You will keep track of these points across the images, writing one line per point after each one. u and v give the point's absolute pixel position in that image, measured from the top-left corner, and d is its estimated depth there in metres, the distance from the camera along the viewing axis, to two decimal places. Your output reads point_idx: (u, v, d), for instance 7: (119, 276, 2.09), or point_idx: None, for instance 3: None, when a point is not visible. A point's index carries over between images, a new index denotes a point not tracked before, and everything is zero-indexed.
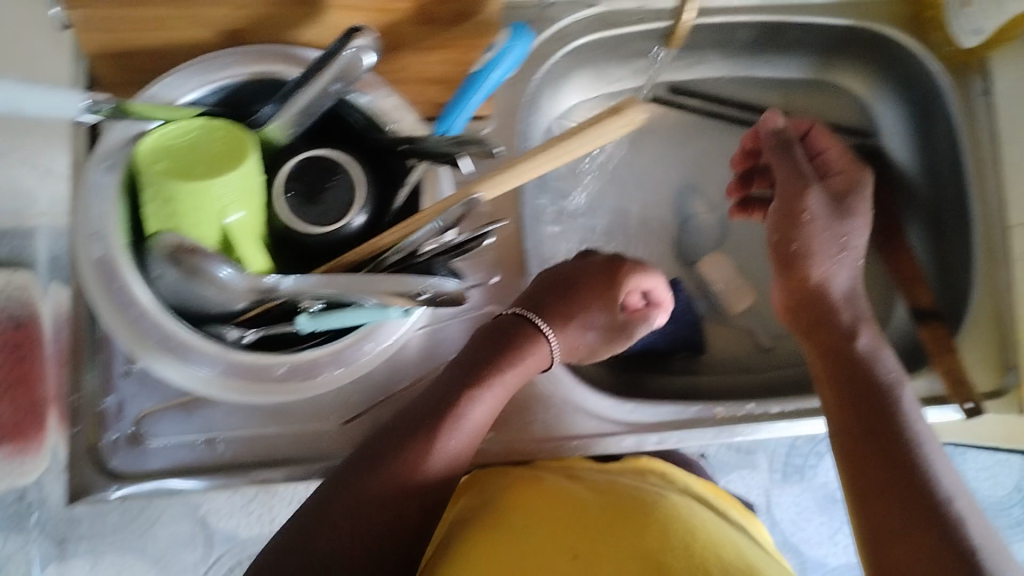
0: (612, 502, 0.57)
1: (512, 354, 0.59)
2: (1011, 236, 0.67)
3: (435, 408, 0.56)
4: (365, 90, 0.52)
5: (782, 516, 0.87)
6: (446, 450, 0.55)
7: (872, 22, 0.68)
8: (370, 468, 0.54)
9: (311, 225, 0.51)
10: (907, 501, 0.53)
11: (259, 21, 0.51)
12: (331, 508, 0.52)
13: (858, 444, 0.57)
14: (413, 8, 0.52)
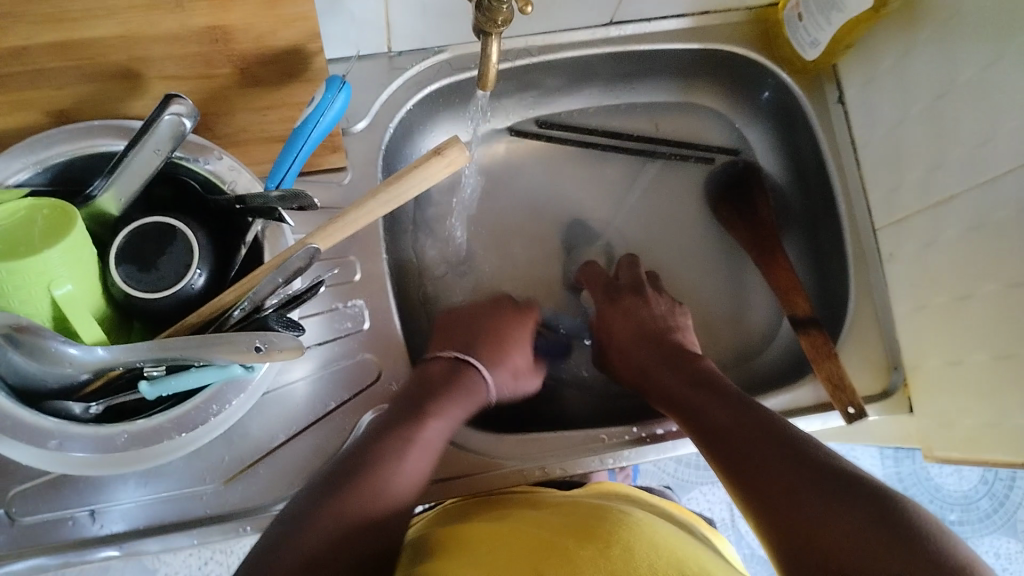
0: (585, 520, 0.55)
1: (453, 392, 0.61)
2: (879, 238, 0.69)
3: (403, 427, 0.56)
4: (199, 156, 0.54)
5: (748, 527, 0.96)
6: (416, 466, 0.55)
7: (713, 43, 0.73)
8: (350, 476, 0.52)
9: (148, 290, 0.52)
10: (755, 444, 0.54)
11: (88, 99, 0.52)
12: (331, 509, 0.50)
13: (773, 441, 0.54)
14: (236, 71, 0.53)
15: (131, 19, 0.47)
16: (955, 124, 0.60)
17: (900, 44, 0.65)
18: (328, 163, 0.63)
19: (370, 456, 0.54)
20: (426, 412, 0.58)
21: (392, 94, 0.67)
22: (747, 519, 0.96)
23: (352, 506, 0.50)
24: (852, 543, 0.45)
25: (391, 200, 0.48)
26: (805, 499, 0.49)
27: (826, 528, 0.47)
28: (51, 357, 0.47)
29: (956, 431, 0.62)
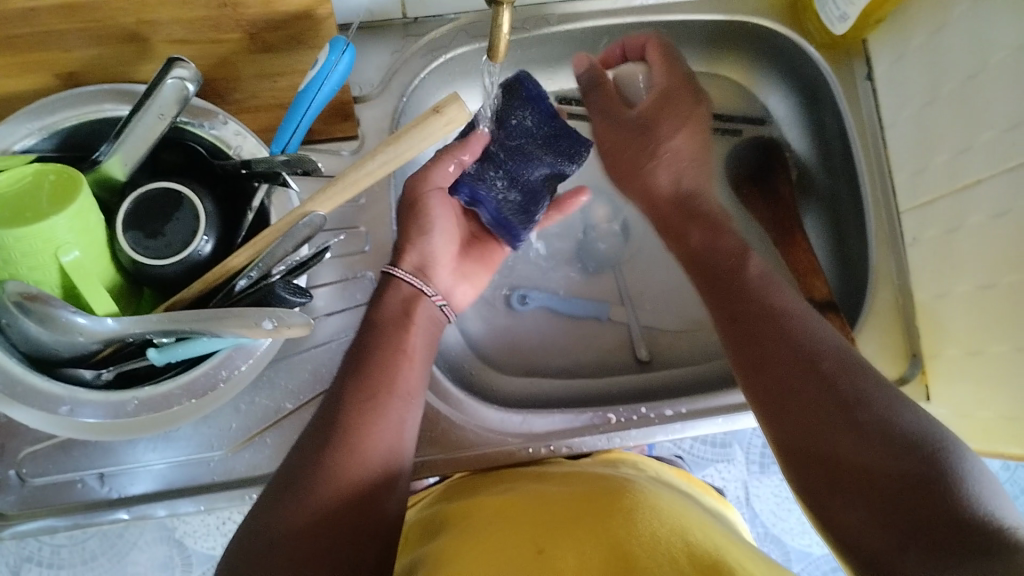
0: (591, 491, 0.54)
1: (407, 321, 0.57)
2: (903, 223, 0.68)
3: (377, 369, 0.53)
4: (204, 121, 0.53)
5: (761, 506, 0.93)
6: (398, 413, 0.52)
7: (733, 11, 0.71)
8: (341, 425, 0.50)
9: (155, 257, 0.52)
10: (779, 360, 0.51)
11: (97, 63, 0.52)
12: (321, 466, 0.48)
13: (784, 364, 0.50)
14: (245, 36, 0.52)
15: None
16: (985, 105, 0.58)
17: (932, 20, 0.63)
18: (340, 131, 0.62)
19: (353, 402, 0.51)
20: (400, 356, 0.55)
21: (406, 61, 0.66)
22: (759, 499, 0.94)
23: (342, 460, 0.49)
24: (872, 486, 0.43)
25: (387, 161, 0.48)
26: (821, 436, 0.47)
27: (849, 477, 0.45)
28: (62, 328, 0.47)
29: (970, 420, 0.62)
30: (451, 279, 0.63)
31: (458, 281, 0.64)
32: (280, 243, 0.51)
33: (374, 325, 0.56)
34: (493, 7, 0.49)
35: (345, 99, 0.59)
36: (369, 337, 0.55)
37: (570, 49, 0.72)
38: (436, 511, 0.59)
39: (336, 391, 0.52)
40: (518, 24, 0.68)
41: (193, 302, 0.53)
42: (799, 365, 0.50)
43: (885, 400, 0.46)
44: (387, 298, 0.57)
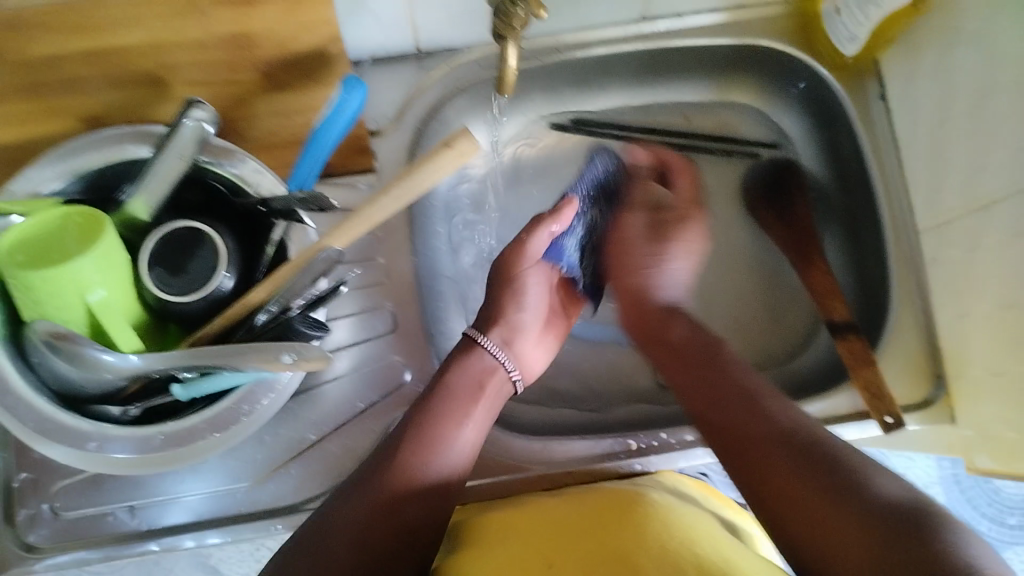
0: (600, 505, 0.54)
1: (478, 392, 0.57)
2: (923, 241, 0.67)
3: (435, 439, 0.54)
4: (224, 160, 0.54)
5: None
6: (441, 475, 0.53)
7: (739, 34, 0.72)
8: (382, 491, 0.51)
9: (179, 294, 0.53)
10: (751, 438, 0.52)
11: (121, 107, 0.54)
12: (348, 523, 0.49)
13: (761, 441, 0.52)
14: (260, 77, 0.54)
15: (156, 28, 0.47)
16: (1002, 121, 0.58)
17: (944, 37, 0.63)
18: (357, 166, 0.63)
19: (401, 467, 0.52)
20: (463, 422, 0.55)
21: (421, 96, 0.67)
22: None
23: (369, 530, 0.49)
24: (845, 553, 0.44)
25: (399, 197, 0.49)
26: (797, 494, 0.48)
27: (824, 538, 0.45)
28: (88, 365, 0.48)
29: (995, 440, 0.60)
30: (528, 352, 0.64)
31: (533, 347, 0.65)
32: (304, 275, 0.53)
33: (440, 391, 0.56)
34: (498, 41, 0.50)
35: (360, 135, 0.60)
36: (437, 401, 0.56)
37: (583, 75, 0.73)
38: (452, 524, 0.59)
39: (387, 452, 0.53)
40: (530, 54, 0.70)
41: (216, 337, 0.53)
42: (768, 443, 0.51)
43: (866, 474, 0.47)
44: (470, 362, 0.59)
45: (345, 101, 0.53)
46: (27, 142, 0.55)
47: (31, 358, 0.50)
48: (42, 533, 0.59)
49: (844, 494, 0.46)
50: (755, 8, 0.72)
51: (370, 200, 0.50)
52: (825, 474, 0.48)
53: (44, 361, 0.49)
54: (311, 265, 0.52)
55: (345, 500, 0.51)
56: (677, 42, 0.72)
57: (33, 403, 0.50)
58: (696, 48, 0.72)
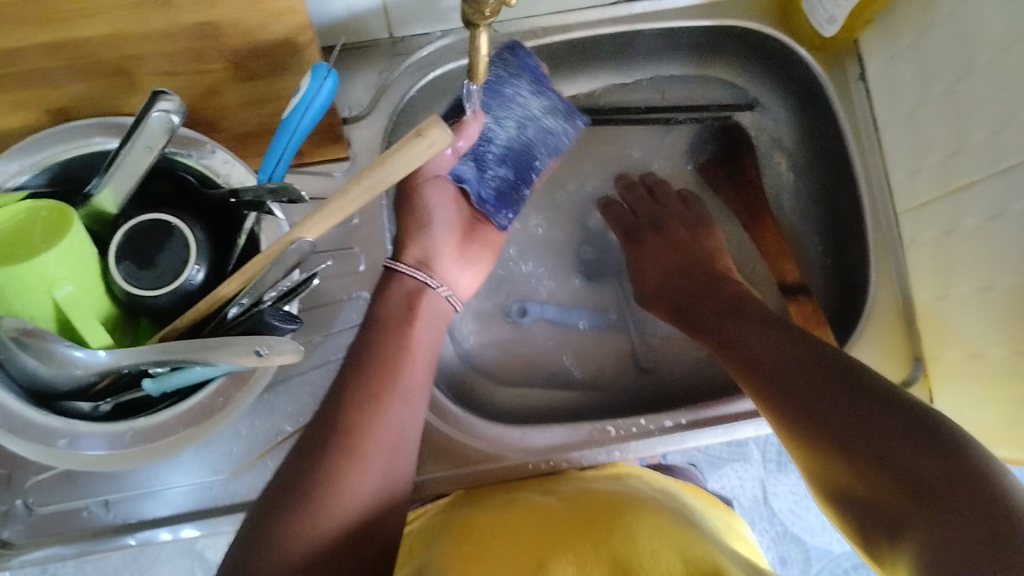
0: (587, 505, 0.55)
1: (409, 315, 0.58)
2: (900, 223, 0.67)
3: (379, 370, 0.54)
4: (192, 150, 0.54)
5: (780, 505, 0.99)
6: (398, 410, 0.53)
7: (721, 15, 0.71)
8: (339, 430, 0.51)
9: (148, 288, 0.52)
10: (793, 372, 0.52)
11: (86, 98, 0.53)
12: (320, 466, 0.49)
13: (769, 379, 0.53)
14: (230, 66, 0.52)
15: (118, 17, 0.46)
16: (976, 104, 0.58)
17: (922, 19, 0.62)
18: (331, 154, 0.62)
19: (357, 403, 0.52)
20: (403, 360, 0.56)
21: (395, 81, 0.66)
22: (779, 497, 0.99)
23: (340, 473, 0.49)
24: (864, 460, 0.45)
25: (372, 186, 0.48)
26: (814, 419, 0.48)
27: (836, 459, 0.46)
28: (57, 363, 0.48)
29: (971, 423, 0.61)
30: (450, 270, 0.64)
31: (459, 265, 0.65)
32: (276, 271, 0.52)
33: (379, 327, 0.57)
34: (470, 29, 0.49)
35: (334, 122, 0.59)
36: (372, 339, 0.56)
37: (561, 59, 0.72)
38: (434, 521, 0.60)
39: (338, 393, 0.53)
40: (505, 37, 0.68)
41: (187, 330, 0.53)
42: (783, 397, 0.51)
43: (885, 403, 0.46)
44: (392, 289, 0.59)
45: (312, 92, 0.52)
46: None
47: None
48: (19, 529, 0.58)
49: (857, 397, 0.47)
50: None
51: (340, 191, 0.49)
52: (852, 392, 0.48)
53: (12, 360, 0.48)
54: (280, 261, 0.51)
55: (309, 446, 0.50)
56: (658, 23, 0.70)
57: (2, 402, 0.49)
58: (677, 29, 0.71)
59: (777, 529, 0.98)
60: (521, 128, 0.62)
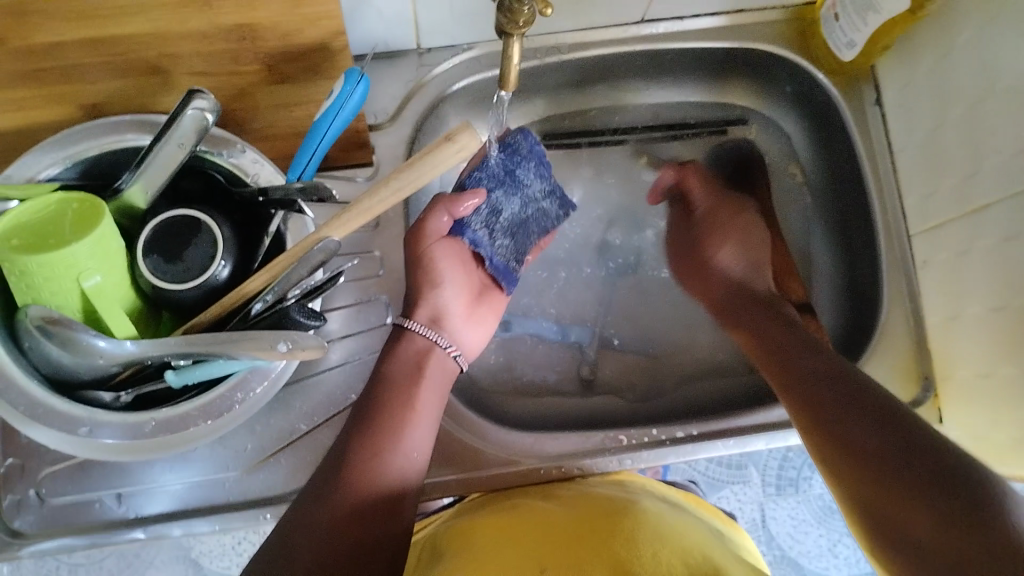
0: (594, 506, 0.56)
1: (416, 374, 0.58)
2: (913, 247, 0.68)
3: (383, 424, 0.54)
4: (222, 150, 0.55)
5: (778, 529, 0.99)
6: (394, 458, 0.54)
7: (740, 38, 0.72)
8: (340, 475, 0.52)
9: (173, 282, 0.53)
10: (841, 405, 0.52)
11: (120, 94, 0.54)
12: (316, 513, 0.49)
13: (813, 409, 0.54)
14: (264, 67, 0.54)
15: (162, 16, 0.48)
16: (992, 131, 0.59)
17: (939, 48, 0.64)
18: (356, 158, 0.63)
19: (356, 460, 0.52)
20: (409, 412, 0.56)
21: (419, 91, 0.67)
22: (777, 521, 0.99)
23: (335, 512, 0.50)
24: (894, 491, 0.45)
25: (401, 187, 0.49)
26: (854, 449, 0.49)
27: (867, 486, 0.47)
28: (82, 350, 0.48)
29: (979, 443, 0.62)
30: (462, 329, 0.65)
31: (469, 322, 0.66)
32: (300, 273, 0.53)
33: (381, 380, 0.57)
34: (502, 38, 0.51)
35: (361, 128, 0.60)
36: (379, 395, 0.56)
37: (581, 76, 0.74)
38: (437, 532, 0.60)
39: (339, 449, 0.53)
40: (529, 52, 0.69)
41: (210, 325, 0.53)
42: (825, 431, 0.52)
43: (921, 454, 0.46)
44: (400, 348, 0.59)
45: (346, 93, 0.53)
46: (24, 127, 0.54)
47: (24, 344, 0.49)
48: (30, 518, 0.58)
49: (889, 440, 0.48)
50: (756, 12, 0.72)
51: (374, 195, 0.50)
52: (889, 436, 0.48)
53: (37, 347, 0.49)
54: (303, 261, 0.52)
55: (308, 495, 0.51)
56: (677, 43, 0.72)
57: (25, 388, 0.50)
58: (698, 50, 0.72)
59: (775, 553, 0.98)
60: (522, 208, 0.66)
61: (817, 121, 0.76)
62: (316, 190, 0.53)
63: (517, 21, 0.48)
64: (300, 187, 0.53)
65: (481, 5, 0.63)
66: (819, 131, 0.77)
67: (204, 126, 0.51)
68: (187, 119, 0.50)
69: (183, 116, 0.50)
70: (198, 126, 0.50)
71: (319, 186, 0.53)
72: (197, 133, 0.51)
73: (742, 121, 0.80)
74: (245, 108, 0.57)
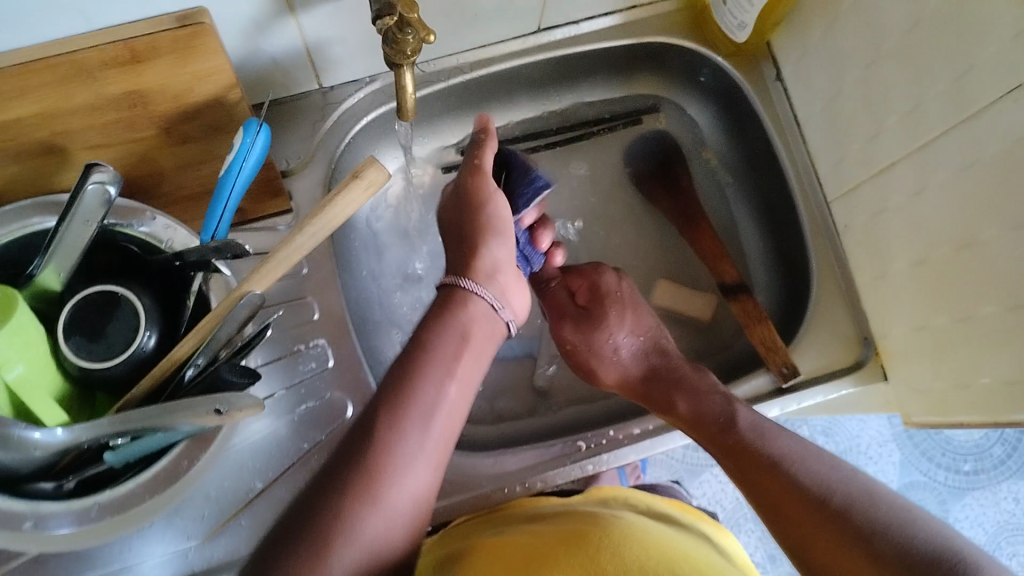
0: (574, 528, 0.55)
1: (461, 346, 0.54)
2: (833, 212, 0.70)
3: (416, 404, 0.50)
4: (133, 220, 0.54)
5: None
6: (426, 437, 0.50)
7: (639, 33, 0.73)
8: (362, 464, 0.47)
9: (100, 361, 0.52)
10: (745, 451, 0.56)
11: (19, 179, 0.53)
12: (347, 498, 0.46)
13: (722, 441, 0.58)
14: (161, 131, 0.53)
15: (45, 96, 0.47)
16: (887, 92, 0.61)
17: (825, 19, 0.66)
18: (274, 208, 0.63)
19: (387, 442, 0.48)
20: (443, 390, 0.52)
21: (329, 131, 0.67)
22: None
23: (357, 509, 0.45)
24: (819, 526, 0.50)
25: (315, 233, 0.49)
26: (795, 513, 0.51)
27: (810, 531, 0.50)
28: (18, 447, 0.47)
29: (925, 393, 0.64)
30: (514, 289, 0.61)
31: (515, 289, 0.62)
32: (228, 332, 0.52)
33: (420, 348, 0.53)
34: (395, 70, 0.52)
35: (272, 176, 0.60)
36: (412, 370, 0.51)
37: (488, 93, 0.74)
38: (436, 555, 0.58)
39: (360, 429, 0.49)
40: (432, 76, 0.70)
41: (145, 398, 0.53)
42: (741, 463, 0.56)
43: (840, 510, 0.49)
44: (450, 314, 0.55)
45: (247, 145, 0.53)
46: None
47: None
48: None
49: (800, 491, 0.52)
50: (650, 6, 0.73)
51: (287, 246, 0.50)
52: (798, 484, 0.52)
53: None
54: (229, 321, 0.52)
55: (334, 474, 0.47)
56: (578, 46, 0.72)
57: None
58: (599, 51, 0.73)
59: (762, 528, 0.99)
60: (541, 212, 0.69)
61: (725, 104, 0.78)
62: (230, 247, 0.52)
63: (407, 46, 0.49)
64: (216, 244, 0.52)
65: (372, 39, 0.63)
66: (727, 113, 0.78)
67: (108, 200, 0.50)
68: (89, 196, 0.49)
69: (85, 193, 0.49)
70: (101, 202, 0.50)
71: (231, 242, 0.52)
72: (102, 208, 0.50)
73: (653, 109, 0.81)
74: (151, 174, 0.56)
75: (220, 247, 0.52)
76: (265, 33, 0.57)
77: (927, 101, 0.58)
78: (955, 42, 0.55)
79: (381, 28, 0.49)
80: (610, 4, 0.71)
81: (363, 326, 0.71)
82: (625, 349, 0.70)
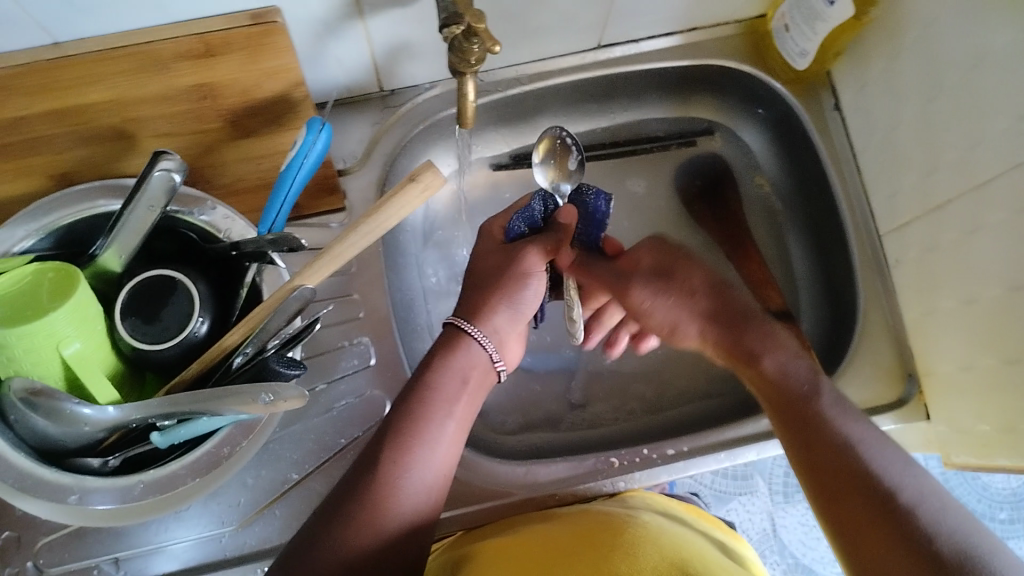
0: (586, 523, 0.57)
1: (460, 388, 0.56)
2: (884, 245, 0.70)
3: (426, 405, 0.54)
4: (194, 208, 0.56)
5: (789, 537, 0.99)
6: (444, 436, 0.54)
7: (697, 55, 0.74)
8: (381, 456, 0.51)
9: (152, 343, 0.54)
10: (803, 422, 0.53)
11: (87, 162, 0.54)
12: (368, 491, 0.50)
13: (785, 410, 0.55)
14: (227, 124, 0.55)
15: (121, 83, 0.49)
16: (948, 127, 0.61)
17: (888, 50, 0.66)
18: (327, 205, 0.64)
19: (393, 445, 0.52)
20: (455, 394, 0.56)
21: (387, 133, 0.68)
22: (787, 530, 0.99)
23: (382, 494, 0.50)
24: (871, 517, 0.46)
25: (370, 232, 0.50)
26: (843, 496, 0.48)
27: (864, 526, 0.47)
28: (67, 419, 0.48)
29: (968, 436, 0.63)
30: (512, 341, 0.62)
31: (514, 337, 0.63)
32: (278, 323, 0.53)
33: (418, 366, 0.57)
34: (457, 77, 0.53)
35: (329, 175, 0.61)
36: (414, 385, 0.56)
37: (543, 106, 0.75)
38: (449, 557, 0.59)
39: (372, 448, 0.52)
40: (491, 86, 0.71)
41: (192, 382, 0.54)
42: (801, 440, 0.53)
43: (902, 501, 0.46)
44: (455, 355, 0.57)
45: (308, 143, 0.54)
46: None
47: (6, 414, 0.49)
48: None
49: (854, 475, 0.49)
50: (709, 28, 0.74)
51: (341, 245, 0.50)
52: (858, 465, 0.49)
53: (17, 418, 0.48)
54: (278, 312, 0.53)
55: (347, 521, 0.48)
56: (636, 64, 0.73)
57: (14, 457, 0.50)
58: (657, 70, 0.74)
59: (788, 562, 0.98)
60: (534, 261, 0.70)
61: (779, 129, 0.78)
62: (286, 240, 0.53)
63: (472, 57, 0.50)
64: (271, 238, 0.53)
65: (436, 46, 0.64)
66: (783, 139, 0.78)
67: (171, 191, 0.52)
68: (153, 185, 0.51)
69: (148, 180, 0.50)
70: (164, 191, 0.51)
71: (284, 234, 0.53)
72: (164, 197, 0.52)
73: (708, 132, 0.81)
74: (214, 165, 0.58)
75: (272, 240, 0.53)
76: (333, 35, 0.58)
77: (988, 140, 0.57)
78: (1021, 80, 0.54)
79: (447, 36, 0.50)
80: (669, 24, 0.71)
81: (406, 328, 0.72)
82: (701, 291, 0.63)
